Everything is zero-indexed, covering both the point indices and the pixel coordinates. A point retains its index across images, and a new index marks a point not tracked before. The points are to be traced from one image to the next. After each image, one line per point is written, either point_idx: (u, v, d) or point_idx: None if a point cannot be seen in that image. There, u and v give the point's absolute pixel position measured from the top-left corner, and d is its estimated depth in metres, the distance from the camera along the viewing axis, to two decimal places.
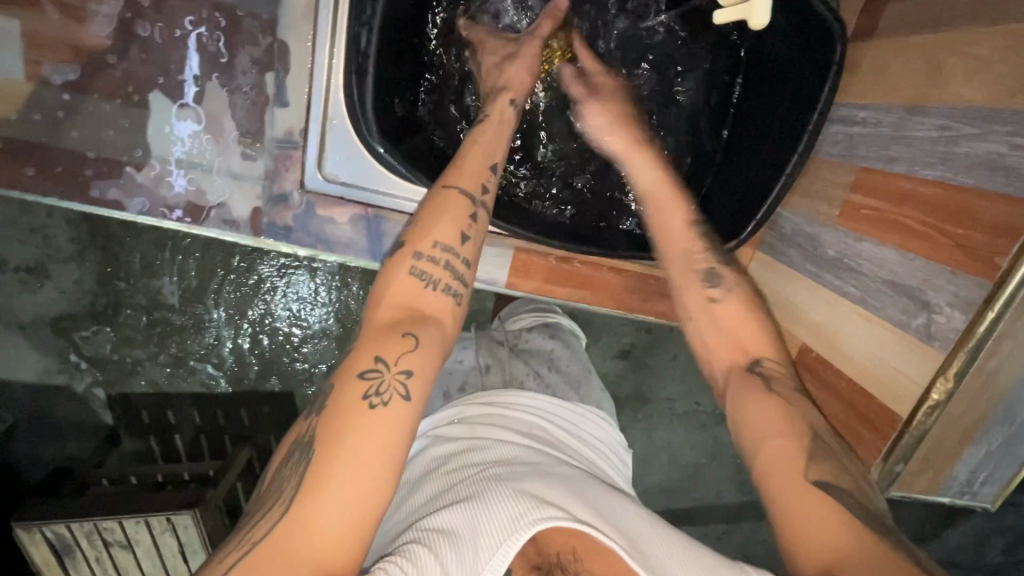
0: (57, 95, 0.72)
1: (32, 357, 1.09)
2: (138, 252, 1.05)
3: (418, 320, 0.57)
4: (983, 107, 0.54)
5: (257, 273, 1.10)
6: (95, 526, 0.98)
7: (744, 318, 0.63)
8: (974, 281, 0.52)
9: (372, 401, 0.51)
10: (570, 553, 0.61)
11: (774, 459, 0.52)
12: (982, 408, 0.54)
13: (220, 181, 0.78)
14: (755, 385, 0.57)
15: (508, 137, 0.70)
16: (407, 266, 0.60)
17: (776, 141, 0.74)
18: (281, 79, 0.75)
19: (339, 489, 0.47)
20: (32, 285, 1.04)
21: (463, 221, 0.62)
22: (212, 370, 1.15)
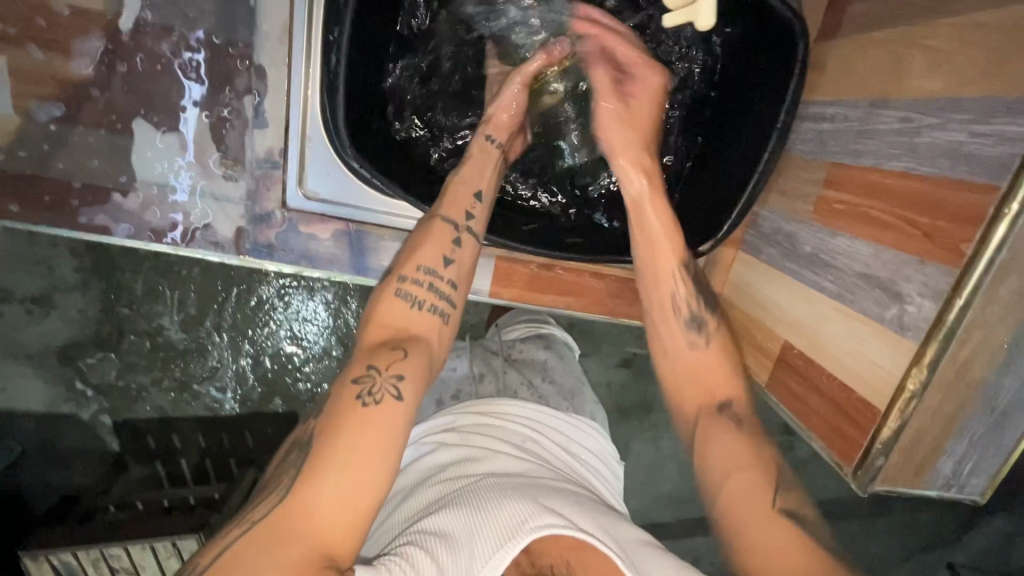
0: (45, 128, 0.74)
1: (36, 388, 1.10)
2: (141, 278, 1.07)
3: (406, 338, 0.61)
4: (943, 97, 0.54)
5: (257, 294, 1.12)
6: (102, 553, 0.97)
7: (720, 366, 0.70)
8: (941, 269, 0.52)
9: (365, 400, 0.54)
10: (563, 565, 0.62)
11: (745, 489, 0.59)
12: (960, 399, 0.53)
13: (204, 204, 0.80)
14: (727, 424, 0.64)
15: (492, 172, 0.73)
16: (393, 288, 0.64)
17: (750, 140, 0.74)
18: (259, 103, 0.76)
19: (333, 477, 0.51)
20: (38, 315, 1.06)
21: (446, 247, 0.66)
22: (215, 392, 1.16)
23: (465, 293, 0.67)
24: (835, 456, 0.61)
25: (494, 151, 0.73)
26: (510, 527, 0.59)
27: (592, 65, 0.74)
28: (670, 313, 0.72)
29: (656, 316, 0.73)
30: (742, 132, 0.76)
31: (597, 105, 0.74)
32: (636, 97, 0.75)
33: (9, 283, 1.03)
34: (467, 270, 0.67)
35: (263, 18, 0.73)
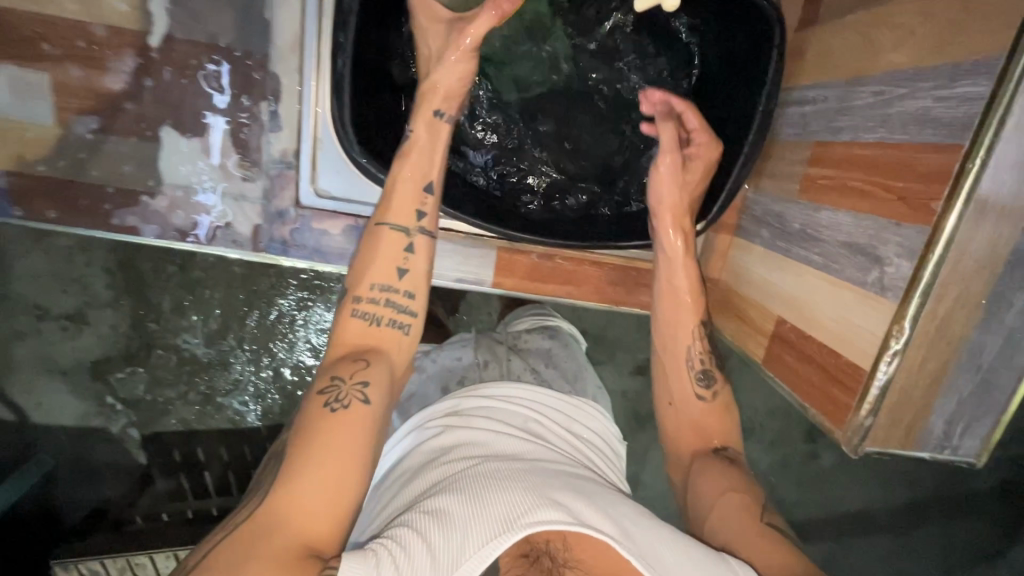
0: (82, 137, 0.81)
1: (70, 402, 1.14)
2: (168, 295, 1.11)
3: (367, 351, 0.64)
4: (909, 69, 0.57)
5: (277, 308, 1.15)
6: (129, 562, 1.01)
7: (719, 420, 0.75)
8: (916, 229, 0.54)
9: (332, 407, 0.58)
10: (559, 540, 0.60)
11: (730, 508, 0.65)
12: (943, 355, 0.54)
13: (225, 204, 0.86)
14: (717, 462, 0.70)
15: (441, 152, 0.72)
16: (349, 308, 0.66)
17: (733, 127, 0.78)
18: (274, 108, 0.83)
19: (308, 477, 0.54)
20: (72, 331, 1.11)
21: (400, 257, 0.68)
22: (239, 405, 1.19)
23: (425, 300, 0.69)
24: (827, 423, 0.62)
25: (443, 126, 0.71)
26: (505, 517, 0.58)
27: (663, 123, 0.75)
28: (682, 367, 0.76)
29: (669, 364, 0.77)
30: (728, 118, 0.79)
31: (658, 164, 0.75)
32: (693, 171, 0.77)
33: (46, 301, 1.10)
34: (423, 276, 0.69)
35: (278, 33, 0.80)
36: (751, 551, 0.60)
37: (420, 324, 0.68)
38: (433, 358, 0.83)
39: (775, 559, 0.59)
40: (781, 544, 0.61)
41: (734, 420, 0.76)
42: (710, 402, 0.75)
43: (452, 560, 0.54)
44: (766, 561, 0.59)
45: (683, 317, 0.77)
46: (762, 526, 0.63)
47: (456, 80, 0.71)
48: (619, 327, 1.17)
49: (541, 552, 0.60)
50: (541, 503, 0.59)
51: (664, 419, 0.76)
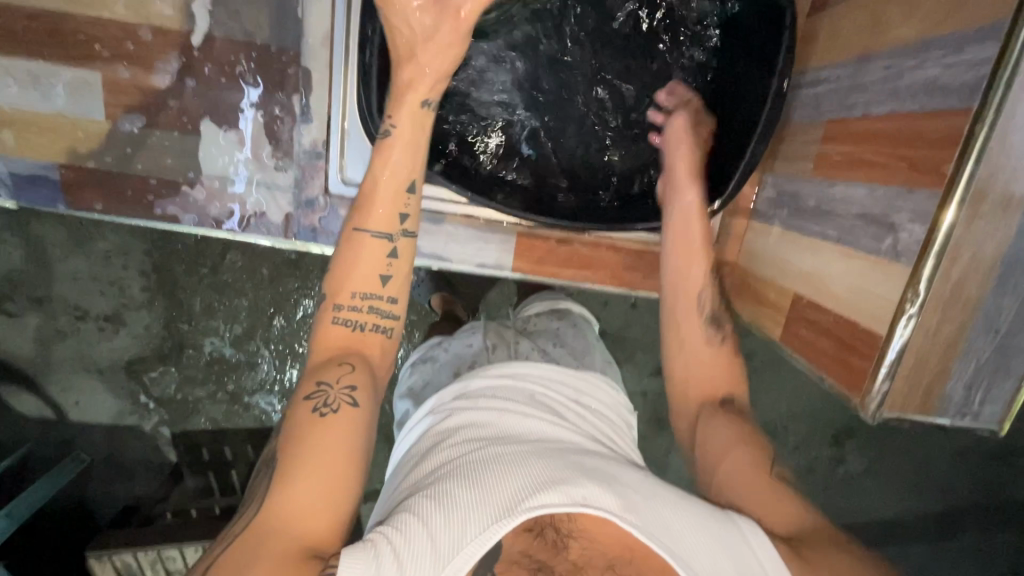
0: (129, 131, 0.87)
1: (107, 401, 1.20)
2: (199, 296, 1.16)
3: (349, 354, 0.65)
4: (919, 39, 0.58)
5: (302, 308, 1.19)
6: (160, 554, 1.05)
7: (725, 366, 0.75)
8: (928, 192, 0.55)
9: (321, 412, 0.59)
10: (563, 513, 0.56)
11: (739, 465, 0.66)
12: (959, 318, 0.54)
13: (259, 193, 0.90)
14: (724, 416, 0.70)
15: (422, 143, 0.71)
16: (330, 316, 0.67)
17: (747, 108, 0.80)
18: (305, 101, 0.87)
19: (303, 482, 0.54)
20: (108, 331, 1.16)
21: (383, 263, 0.68)
22: (265, 403, 1.23)
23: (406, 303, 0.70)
24: (844, 389, 0.63)
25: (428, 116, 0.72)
26: (508, 500, 0.56)
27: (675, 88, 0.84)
28: (693, 311, 0.76)
29: (680, 308, 0.77)
30: (740, 105, 0.81)
31: (676, 113, 0.82)
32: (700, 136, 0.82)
33: (84, 302, 1.15)
34: (407, 279, 0.70)
35: (309, 30, 0.85)
36: (756, 498, 0.63)
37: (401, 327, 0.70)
38: (446, 347, 0.85)
39: (785, 517, 0.61)
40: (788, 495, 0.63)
41: (741, 371, 0.76)
42: (719, 348, 0.75)
43: (453, 545, 0.53)
44: (774, 515, 0.61)
45: (692, 275, 0.78)
46: (771, 476, 0.65)
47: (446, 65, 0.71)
48: (638, 322, 1.18)
49: (544, 526, 0.57)
50: (542, 484, 0.58)
51: (671, 363, 0.77)
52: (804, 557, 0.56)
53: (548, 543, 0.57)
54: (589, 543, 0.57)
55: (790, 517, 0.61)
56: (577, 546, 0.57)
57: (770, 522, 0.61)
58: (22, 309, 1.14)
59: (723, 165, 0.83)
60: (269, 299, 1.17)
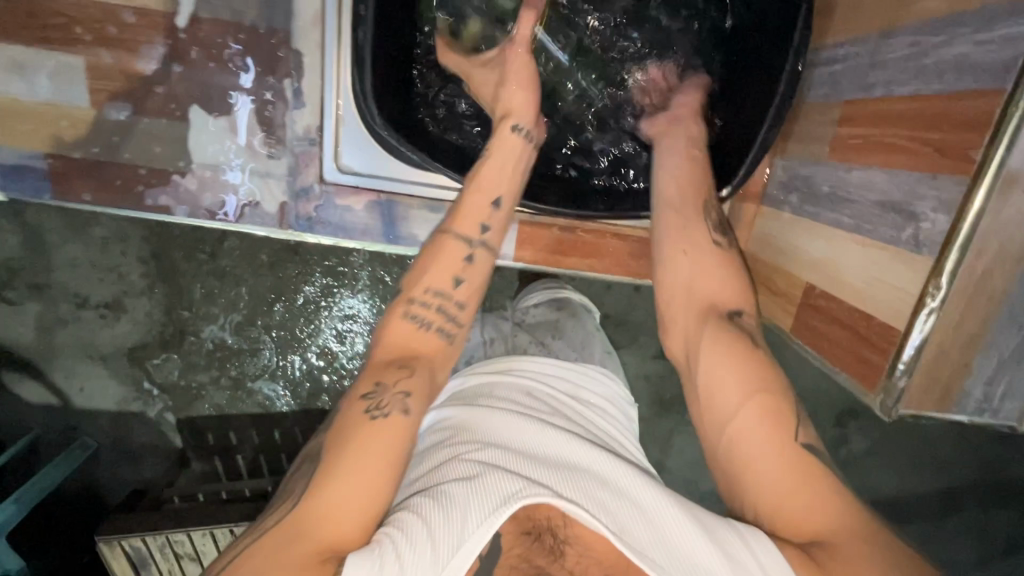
0: (116, 119, 0.84)
1: (111, 386, 1.17)
2: (198, 282, 1.13)
3: (412, 358, 0.64)
4: (948, 15, 0.54)
5: (303, 294, 1.16)
6: (168, 539, 1.02)
7: (730, 274, 0.70)
8: (954, 179, 0.51)
9: (372, 414, 0.58)
10: (559, 518, 0.59)
11: (753, 421, 0.59)
12: (982, 313, 0.52)
13: (252, 182, 0.87)
14: (731, 337, 0.64)
15: (513, 178, 0.73)
16: (400, 309, 0.66)
17: (757, 94, 0.76)
18: (297, 85, 0.84)
19: (337, 488, 0.54)
20: (110, 318, 1.14)
21: (458, 265, 0.68)
22: (269, 390, 1.20)
23: (475, 310, 0.69)
24: (857, 385, 0.61)
25: (520, 148, 0.73)
26: (501, 496, 0.57)
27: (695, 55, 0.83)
28: (697, 213, 0.72)
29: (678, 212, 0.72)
30: (754, 84, 0.77)
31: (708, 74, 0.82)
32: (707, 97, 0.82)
33: (85, 290, 1.12)
34: (477, 289, 0.69)
35: (299, 11, 0.81)
36: (781, 486, 0.58)
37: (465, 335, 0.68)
38: None
39: (815, 518, 0.57)
40: (813, 468, 0.58)
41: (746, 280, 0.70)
42: (724, 250, 0.71)
43: (452, 544, 0.55)
44: (797, 520, 0.57)
45: (690, 192, 0.73)
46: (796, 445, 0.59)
47: (524, 79, 0.74)
48: (643, 309, 1.15)
49: (543, 530, 0.59)
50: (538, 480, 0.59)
51: (672, 268, 0.70)
52: (826, 569, 0.55)
53: (546, 549, 0.60)
54: (583, 549, 0.59)
55: (818, 514, 0.57)
56: (572, 553, 0.59)
57: (783, 525, 0.58)
58: (22, 297, 1.12)
59: (734, 152, 0.79)
60: (269, 286, 1.14)
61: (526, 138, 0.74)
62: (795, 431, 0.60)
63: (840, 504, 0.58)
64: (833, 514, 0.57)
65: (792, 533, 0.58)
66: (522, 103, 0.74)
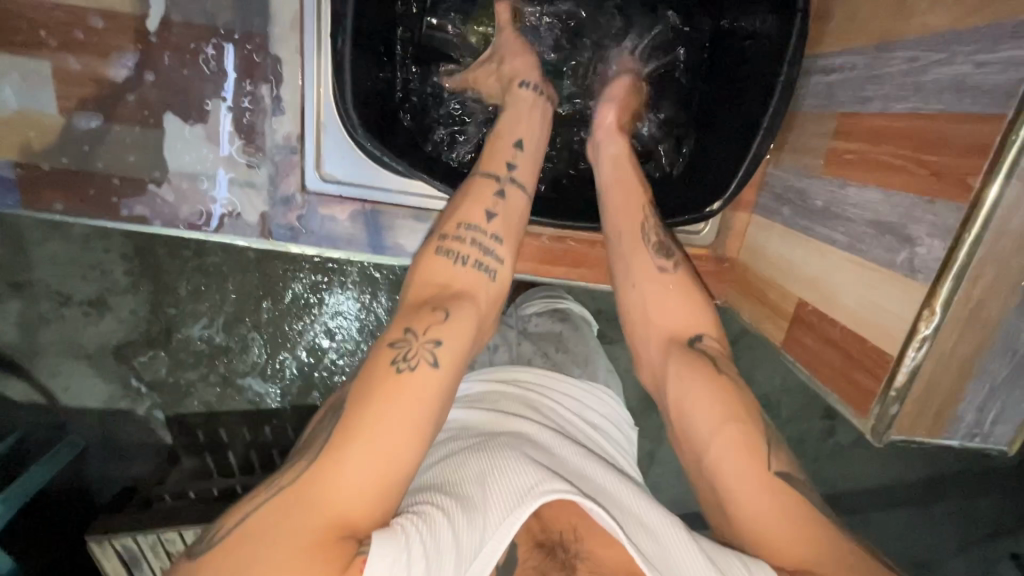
0: (87, 126, 0.80)
1: (96, 384, 1.12)
2: (184, 280, 1.08)
3: (448, 296, 0.61)
4: (948, 31, 0.52)
5: (291, 291, 1.12)
6: (158, 538, 0.96)
7: (686, 293, 0.69)
8: (951, 206, 0.50)
9: (399, 366, 0.54)
10: (571, 531, 0.60)
11: (733, 445, 0.59)
12: (976, 340, 0.51)
13: (232, 191, 0.84)
14: (695, 362, 0.64)
15: (539, 131, 0.73)
16: (434, 247, 0.64)
17: (749, 104, 0.75)
18: (275, 91, 0.81)
19: (357, 455, 0.49)
20: (94, 316, 1.09)
21: (489, 201, 0.67)
22: (257, 387, 1.16)
23: (512, 248, 0.66)
24: (849, 408, 0.61)
25: (545, 105, 0.74)
26: (521, 490, 0.55)
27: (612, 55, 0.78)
28: (636, 240, 0.70)
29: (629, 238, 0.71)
30: (747, 93, 0.75)
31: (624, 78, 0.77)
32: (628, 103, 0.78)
33: (66, 287, 1.07)
34: (515, 222, 0.68)
35: (276, 14, 0.77)
36: (765, 509, 0.57)
37: (505, 272, 0.65)
38: None
39: (796, 546, 0.56)
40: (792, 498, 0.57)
41: (701, 297, 0.70)
42: (674, 273, 0.70)
43: (473, 545, 0.52)
44: (780, 547, 0.56)
45: (630, 210, 0.72)
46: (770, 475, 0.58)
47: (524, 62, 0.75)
48: None
49: (555, 543, 0.60)
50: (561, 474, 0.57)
51: (627, 302, 0.70)
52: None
53: (560, 565, 0.59)
54: (594, 566, 0.59)
55: (797, 540, 0.56)
56: (586, 568, 0.59)
57: (767, 551, 0.56)
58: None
59: (726, 164, 0.77)
60: (255, 285, 1.10)
61: (535, 92, 0.74)
62: (769, 457, 0.59)
63: (816, 535, 0.56)
64: (816, 541, 0.56)
65: (776, 560, 0.56)
66: (524, 66, 0.75)
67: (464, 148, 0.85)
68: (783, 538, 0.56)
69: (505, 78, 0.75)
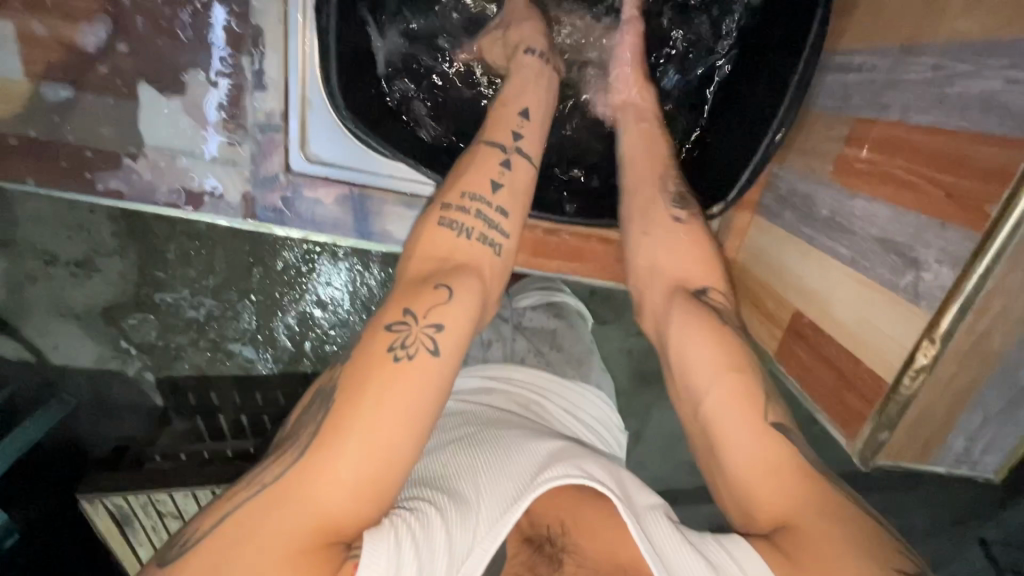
0: (57, 94, 0.75)
1: (85, 344, 1.01)
2: (173, 242, 0.97)
3: (452, 271, 0.53)
4: (979, 41, 0.49)
5: (282, 259, 1.00)
6: (151, 496, 0.90)
7: (702, 247, 0.64)
8: (962, 233, 0.48)
9: (397, 354, 0.46)
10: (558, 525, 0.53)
11: (732, 397, 0.52)
12: (973, 372, 0.50)
13: (211, 167, 0.80)
14: (703, 313, 0.58)
15: (546, 89, 0.69)
16: (435, 217, 0.56)
17: (761, 102, 0.70)
18: (258, 65, 0.76)
19: (352, 449, 0.42)
20: (81, 278, 0.98)
21: (494, 170, 0.60)
22: (249, 352, 1.05)
23: (518, 221, 0.59)
24: (837, 429, 0.60)
25: (551, 72, 0.70)
26: (517, 489, 0.51)
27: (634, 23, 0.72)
28: (666, 187, 0.67)
29: (650, 197, 0.67)
30: (756, 96, 0.71)
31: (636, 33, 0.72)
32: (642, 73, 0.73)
33: (52, 246, 0.96)
34: (519, 194, 0.60)
35: None
36: (757, 464, 0.49)
37: (511, 247, 0.58)
38: None
39: (782, 500, 0.48)
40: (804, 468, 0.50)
41: (721, 254, 0.64)
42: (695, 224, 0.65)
43: (464, 545, 0.47)
44: (764, 499, 0.49)
45: (650, 173, 0.68)
46: (771, 424, 0.51)
47: (532, 33, 0.71)
48: None
49: (542, 539, 0.53)
50: (565, 470, 0.52)
51: (639, 248, 0.65)
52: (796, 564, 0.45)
53: (547, 559, 0.53)
54: (581, 560, 0.53)
55: (786, 494, 0.49)
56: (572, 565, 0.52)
57: (749, 512, 0.50)
58: None
59: (731, 165, 0.73)
60: (247, 250, 0.98)
61: (541, 59, 0.70)
62: (768, 410, 0.52)
63: (811, 493, 0.49)
64: (814, 504, 0.48)
65: (757, 519, 0.49)
66: (531, 33, 0.71)
67: (458, 132, 0.80)
68: (775, 491, 0.49)
69: (510, 45, 0.71)
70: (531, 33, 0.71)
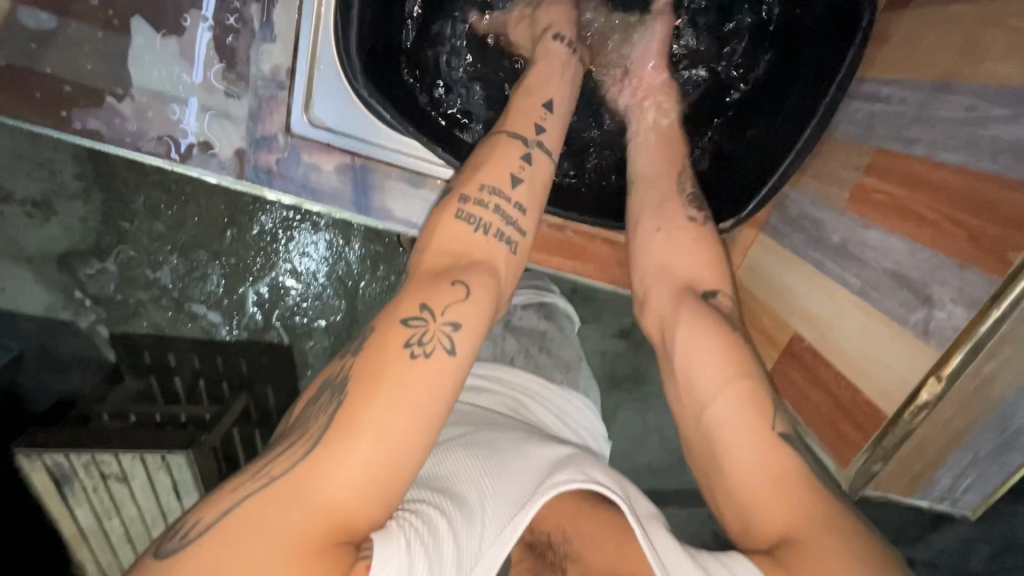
0: (35, 17, 0.69)
1: (35, 291, 0.94)
2: (143, 192, 0.90)
3: (468, 267, 0.50)
4: (1017, 87, 0.48)
5: (258, 224, 0.94)
6: (93, 458, 0.84)
7: (712, 260, 0.62)
8: (983, 277, 0.48)
9: (413, 351, 0.43)
10: (558, 533, 0.53)
11: (742, 405, 0.52)
12: (973, 415, 0.53)
13: (207, 120, 0.74)
14: (715, 321, 0.57)
15: (568, 79, 0.66)
16: (453, 208, 0.54)
17: (784, 124, 0.69)
18: (267, 14, 0.71)
19: (368, 446, 0.40)
20: (38, 220, 0.90)
21: (515, 164, 0.57)
22: (215, 316, 0.99)
23: (536, 217, 0.57)
24: (828, 455, 0.63)
25: (574, 61, 0.67)
26: (523, 497, 0.50)
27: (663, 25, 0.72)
28: (685, 191, 0.66)
29: (670, 204, 0.65)
30: (781, 113, 0.70)
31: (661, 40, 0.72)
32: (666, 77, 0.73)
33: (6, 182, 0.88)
34: (538, 191, 0.58)
35: None
36: (765, 478, 0.49)
37: (527, 243, 0.56)
38: None
39: (785, 512, 0.47)
40: (806, 489, 0.48)
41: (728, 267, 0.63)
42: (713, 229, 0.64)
43: (473, 551, 0.45)
44: (767, 514, 0.48)
45: (670, 178, 0.67)
46: (774, 435, 0.50)
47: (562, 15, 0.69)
48: None
49: (543, 544, 0.53)
50: (572, 478, 0.51)
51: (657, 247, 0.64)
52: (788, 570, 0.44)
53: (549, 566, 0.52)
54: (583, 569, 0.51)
55: (787, 507, 0.47)
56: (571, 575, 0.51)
57: (751, 526, 0.49)
58: None
59: (746, 183, 0.72)
60: (223, 211, 0.92)
61: (568, 47, 0.67)
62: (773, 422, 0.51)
63: (811, 502, 0.48)
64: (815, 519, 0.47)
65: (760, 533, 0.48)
66: (561, 20, 0.68)
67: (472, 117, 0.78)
68: (777, 504, 0.48)
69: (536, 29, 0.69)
70: (560, 22, 0.68)
